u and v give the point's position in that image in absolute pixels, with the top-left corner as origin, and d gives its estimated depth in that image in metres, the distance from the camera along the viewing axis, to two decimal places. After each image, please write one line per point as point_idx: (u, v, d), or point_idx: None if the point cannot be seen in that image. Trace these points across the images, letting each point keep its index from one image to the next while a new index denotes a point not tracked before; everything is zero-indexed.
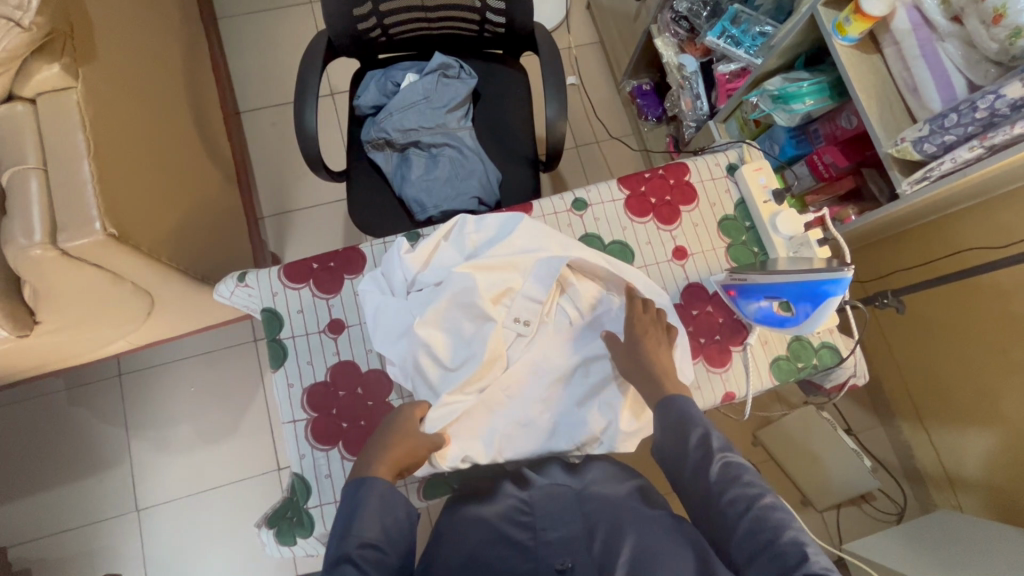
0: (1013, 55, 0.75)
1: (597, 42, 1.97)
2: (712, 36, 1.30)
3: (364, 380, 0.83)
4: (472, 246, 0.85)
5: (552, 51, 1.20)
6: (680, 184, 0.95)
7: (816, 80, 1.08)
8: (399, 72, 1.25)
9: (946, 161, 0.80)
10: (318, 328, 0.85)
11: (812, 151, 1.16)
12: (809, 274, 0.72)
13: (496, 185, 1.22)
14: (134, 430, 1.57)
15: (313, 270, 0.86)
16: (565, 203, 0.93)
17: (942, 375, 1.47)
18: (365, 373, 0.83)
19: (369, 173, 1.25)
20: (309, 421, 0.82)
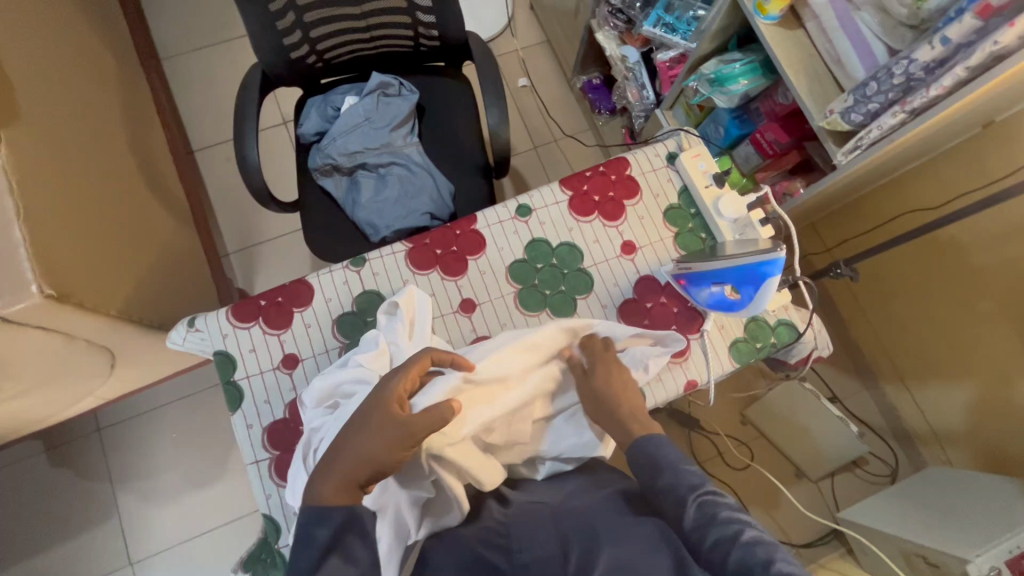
0: (923, 19, 0.76)
1: (544, 40, 1.98)
2: (648, 26, 1.31)
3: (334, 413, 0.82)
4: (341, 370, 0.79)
5: (489, 57, 1.20)
6: (622, 179, 0.95)
7: (748, 60, 1.08)
8: (339, 96, 1.24)
9: (873, 129, 0.80)
10: (272, 365, 0.83)
11: (756, 129, 1.16)
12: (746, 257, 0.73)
13: (448, 198, 1.22)
14: (120, 483, 1.55)
15: (261, 307, 0.85)
16: (509, 210, 0.92)
17: (914, 331, 1.49)
18: None
19: (321, 200, 1.25)
20: (272, 459, 0.80)
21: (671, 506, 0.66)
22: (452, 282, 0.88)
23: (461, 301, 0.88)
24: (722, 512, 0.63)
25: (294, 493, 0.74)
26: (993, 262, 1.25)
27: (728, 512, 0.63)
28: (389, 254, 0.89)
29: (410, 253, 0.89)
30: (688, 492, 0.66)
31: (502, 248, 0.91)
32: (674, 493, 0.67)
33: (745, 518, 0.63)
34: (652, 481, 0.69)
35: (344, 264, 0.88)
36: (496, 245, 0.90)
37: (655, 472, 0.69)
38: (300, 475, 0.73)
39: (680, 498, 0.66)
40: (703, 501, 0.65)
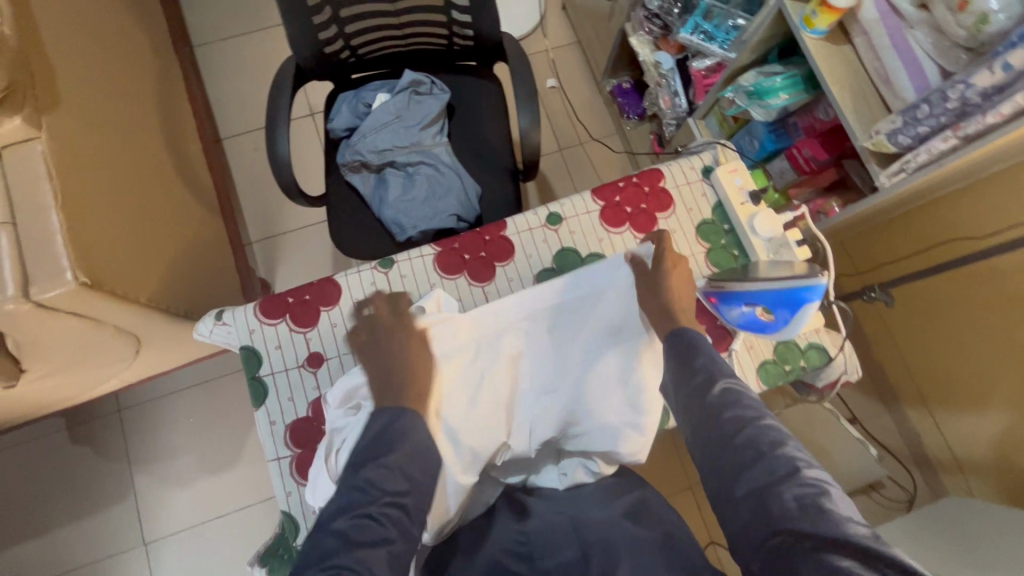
0: (981, 42, 0.73)
1: (575, 41, 1.95)
2: (685, 33, 1.29)
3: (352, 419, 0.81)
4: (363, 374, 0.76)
5: (522, 58, 1.19)
6: (655, 191, 0.93)
7: (790, 74, 1.05)
8: (371, 92, 1.24)
9: (922, 152, 0.78)
10: (297, 363, 0.83)
11: (793, 144, 1.13)
12: (784, 283, 0.72)
13: (475, 200, 1.21)
14: (137, 464, 1.58)
15: (289, 304, 0.85)
16: (539, 218, 0.91)
17: (943, 356, 1.45)
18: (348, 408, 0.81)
19: (348, 196, 1.25)
20: (293, 457, 0.80)
21: (692, 385, 0.67)
22: (479, 288, 0.88)
23: None
24: (744, 398, 0.64)
25: (315, 493, 0.74)
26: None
27: (748, 399, 0.64)
28: (417, 257, 0.88)
29: (438, 257, 0.88)
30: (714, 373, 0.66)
31: (530, 256, 0.90)
32: (702, 372, 0.67)
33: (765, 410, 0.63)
34: (681, 362, 0.70)
35: (372, 265, 0.88)
36: (525, 252, 0.90)
37: (689, 356, 0.70)
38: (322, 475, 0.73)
39: (705, 377, 0.67)
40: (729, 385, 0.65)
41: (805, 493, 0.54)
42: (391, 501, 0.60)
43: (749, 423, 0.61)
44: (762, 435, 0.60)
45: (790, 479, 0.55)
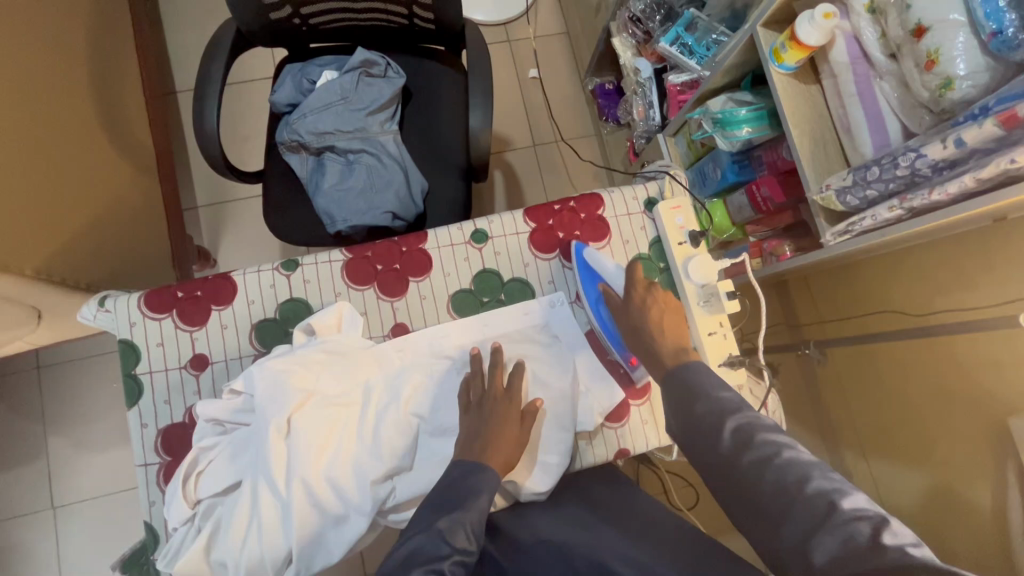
0: (943, 108, 0.66)
1: (563, 32, 1.85)
2: (665, 43, 1.21)
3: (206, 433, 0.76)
4: (234, 395, 0.71)
5: (483, 50, 1.10)
6: (591, 218, 0.87)
7: (756, 107, 1.00)
8: (318, 68, 1.15)
9: (867, 217, 0.73)
10: (179, 364, 0.77)
11: (754, 179, 1.07)
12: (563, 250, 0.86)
13: (417, 197, 1.14)
14: (52, 425, 1.52)
15: (177, 299, 0.79)
16: (463, 234, 0.85)
17: (887, 409, 1.40)
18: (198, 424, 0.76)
19: (285, 178, 1.17)
20: (161, 465, 0.75)
21: (700, 435, 0.59)
22: (388, 303, 0.82)
23: (395, 325, 0.82)
24: (761, 433, 0.57)
25: (170, 513, 0.68)
26: (969, 360, 1.15)
27: (762, 431, 0.57)
28: (325, 262, 0.82)
29: (348, 264, 0.82)
30: (722, 424, 0.59)
31: (448, 273, 0.84)
32: (708, 417, 0.60)
33: (782, 436, 0.57)
34: (680, 408, 0.63)
35: (273, 266, 0.81)
36: (442, 269, 0.83)
37: (687, 399, 0.63)
38: (178, 495, 0.68)
39: (700, 426, 0.60)
40: (741, 422, 0.58)
41: (852, 532, 0.48)
42: (460, 560, 0.58)
43: (761, 464, 0.55)
44: (783, 471, 0.54)
45: (822, 525, 0.50)
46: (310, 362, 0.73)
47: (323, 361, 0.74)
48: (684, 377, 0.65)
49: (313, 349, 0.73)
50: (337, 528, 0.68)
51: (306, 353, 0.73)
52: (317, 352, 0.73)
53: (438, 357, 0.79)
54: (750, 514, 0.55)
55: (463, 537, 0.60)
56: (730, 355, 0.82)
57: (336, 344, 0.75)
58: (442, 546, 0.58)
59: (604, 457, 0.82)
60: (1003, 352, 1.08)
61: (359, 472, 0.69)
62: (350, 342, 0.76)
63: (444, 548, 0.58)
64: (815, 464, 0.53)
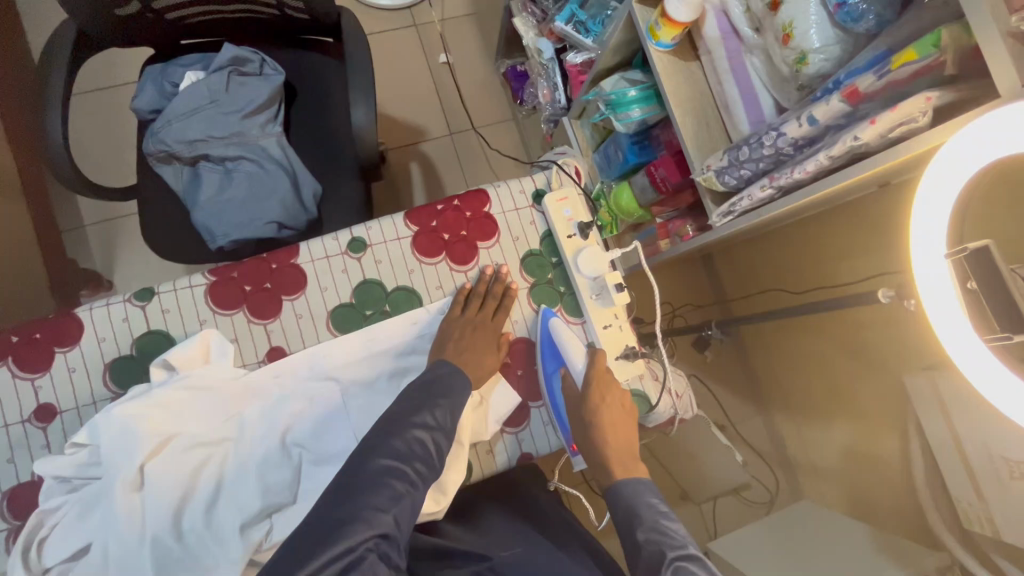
0: (803, 83, 0.65)
1: (472, 13, 1.78)
2: (560, 22, 1.18)
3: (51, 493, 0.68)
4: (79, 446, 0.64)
5: (362, 40, 1.03)
6: (478, 216, 0.83)
7: (646, 85, 0.97)
8: (180, 69, 1.04)
9: (744, 198, 0.72)
10: (21, 417, 0.69)
11: (653, 160, 1.05)
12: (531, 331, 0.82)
13: (308, 202, 1.07)
14: None
15: (12, 344, 0.70)
16: (339, 244, 0.79)
17: (807, 373, 1.42)
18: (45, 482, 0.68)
19: (159, 192, 1.07)
20: (13, 531, 0.67)
21: (644, 566, 0.62)
22: (261, 326, 0.76)
23: (270, 349, 0.76)
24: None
25: None
26: (851, 325, 1.24)
27: None
28: (185, 288, 0.75)
29: (211, 289, 0.75)
30: (663, 559, 0.60)
31: (325, 288, 0.78)
32: (649, 552, 0.62)
33: None
34: (627, 534, 0.65)
35: (125, 297, 0.74)
36: (319, 284, 0.78)
37: (631, 525, 0.65)
38: (19, 566, 0.61)
39: (635, 545, 0.64)
40: (680, 567, 0.59)
41: None
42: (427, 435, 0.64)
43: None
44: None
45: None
46: (169, 401, 0.67)
47: (186, 398, 0.68)
48: (619, 498, 0.68)
49: (171, 386, 0.67)
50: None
51: (164, 392, 0.66)
52: (178, 388, 0.67)
53: (318, 380, 0.74)
54: None
55: (439, 415, 0.66)
56: (627, 347, 0.81)
57: (201, 378, 0.69)
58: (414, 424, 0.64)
59: (505, 464, 0.79)
60: (878, 312, 1.17)
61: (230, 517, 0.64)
62: (216, 374, 0.70)
63: (414, 421, 0.65)
64: None
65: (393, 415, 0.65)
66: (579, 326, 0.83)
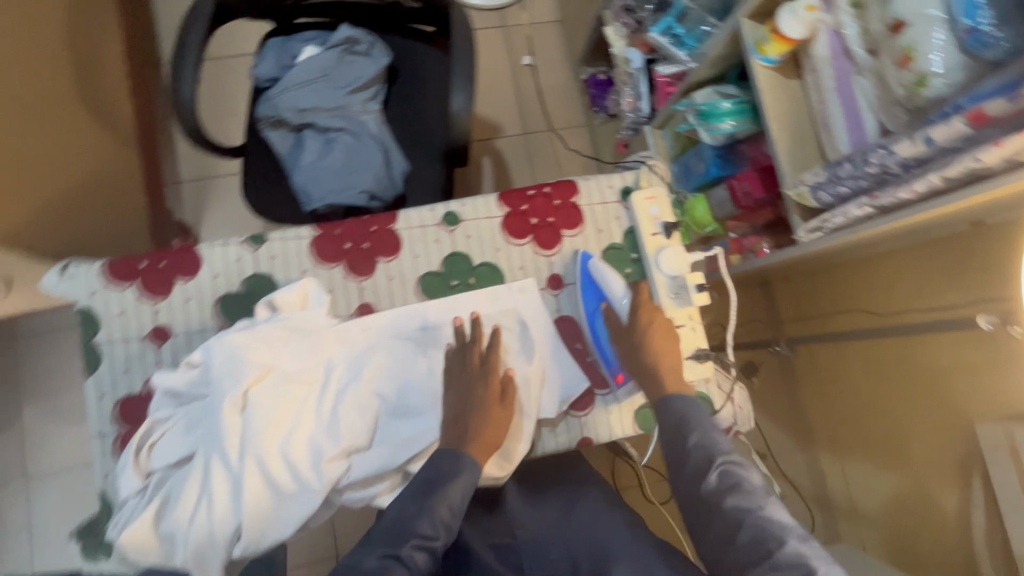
0: (917, 105, 0.65)
1: (559, 20, 1.83)
2: (655, 33, 1.21)
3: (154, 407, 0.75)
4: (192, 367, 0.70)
5: (468, 33, 1.08)
6: (566, 206, 0.86)
7: (740, 100, 0.99)
8: (299, 43, 1.13)
9: (839, 214, 0.73)
10: (139, 335, 0.76)
11: (736, 174, 1.06)
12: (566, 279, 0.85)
13: (397, 178, 1.13)
14: (26, 394, 1.51)
15: (139, 269, 0.77)
16: (434, 215, 0.84)
17: (861, 411, 1.38)
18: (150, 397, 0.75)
19: (263, 154, 1.15)
20: (118, 435, 0.75)
21: (689, 471, 0.65)
22: (355, 282, 0.81)
23: (361, 305, 0.81)
24: (743, 481, 0.62)
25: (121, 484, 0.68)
26: (940, 367, 1.15)
27: (746, 483, 0.63)
28: (293, 238, 0.81)
29: (315, 242, 0.81)
30: (711, 462, 0.65)
31: (417, 255, 0.83)
32: (697, 456, 0.66)
33: (763, 492, 0.62)
34: (673, 440, 0.69)
35: (240, 240, 0.80)
36: (412, 251, 0.83)
37: (679, 432, 0.68)
38: (129, 465, 0.67)
39: (687, 445, 0.67)
40: (727, 469, 0.64)
41: None
42: (422, 545, 0.61)
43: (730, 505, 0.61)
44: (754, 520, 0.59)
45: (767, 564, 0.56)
46: (274, 338, 0.72)
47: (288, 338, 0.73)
48: (669, 409, 0.70)
49: (276, 324, 0.73)
50: (291, 503, 0.67)
51: (270, 329, 0.72)
52: (280, 327, 0.73)
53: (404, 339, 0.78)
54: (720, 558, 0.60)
55: (436, 526, 0.63)
56: (698, 348, 0.83)
57: (302, 321, 0.74)
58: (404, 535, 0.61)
59: (566, 445, 0.81)
60: (972, 357, 1.09)
61: (316, 451, 0.69)
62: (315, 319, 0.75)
63: (407, 534, 0.61)
64: (789, 526, 0.58)
65: (387, 528, 0.62)
66: None
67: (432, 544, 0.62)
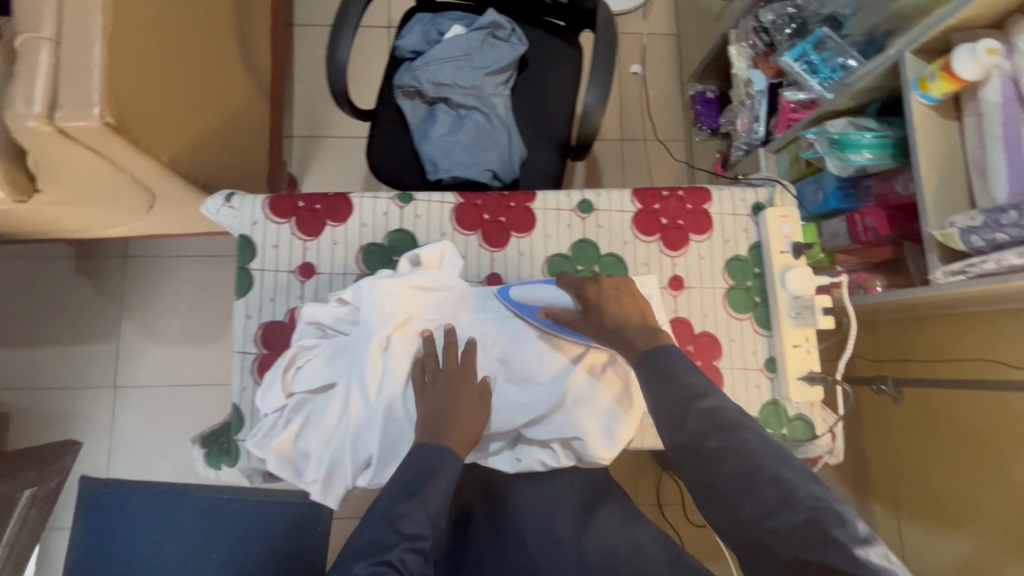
0: None
1: (673, 33, 1.84)
2: (789, 58, 1.19)
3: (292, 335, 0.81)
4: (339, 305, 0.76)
5: (611, 33, 1.11)
6: (698, 211, 0.88)
7: (882, 134, 0.98)
8: (447, 21, 1.19)
9: (990, 260, 0.72)
10: (289, 268, 0.82)
11: (858, 209, 1.06)
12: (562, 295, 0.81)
13: (517, 162, 1.17)
14: (128, 310, 1.63)
15: (297, 208, 0.83)
16: (571, 201, 0.87)
17: (931, 470, 1.34)
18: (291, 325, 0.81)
19: (393, 120, 1.20)
20: (257, 356, 0.81)
21: (686, 424, 0.60)
22: (488, 252, 0.85)
23: (490, 274, 0.85)
24: (740, 431, 0.58)
25: (264, 399, 0.74)
26: None
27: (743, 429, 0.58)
28: (437, 202, 0.85)
29: (457, 209, 0.85)
30: (706, 415, 0.59)
31: (549, 236, 0.86)
32: (692, 408, 0.60)
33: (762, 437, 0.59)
34: (660, 396, 0.62)
35: (390, 196, 0.85)
36: (544, 231, 0.86)
37: (667, 387, 0.62)
38: (276, 383, 0.73)
39: (691, 392, 0.61)
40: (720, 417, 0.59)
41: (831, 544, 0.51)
42: (410, 547, 0.57)
43: (738, 449, 0.57)
44: (769, 462, 0.56)
45: (789, 505, 0.53)
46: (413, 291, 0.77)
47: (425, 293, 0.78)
48: (659, 360, 0.64)
49: (417, 279, 0.77)
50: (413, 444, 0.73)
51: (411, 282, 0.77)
52: (419, 282, 0.77)
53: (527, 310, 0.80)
54: (735, 513, 0.56)
55: (423, 525, 0.59)
56: (811, 370, 0.83)
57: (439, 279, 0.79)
58: (391, 536, 0.57)
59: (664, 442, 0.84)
60: None
61: None
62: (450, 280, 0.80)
63: (391, 537, 0.57)
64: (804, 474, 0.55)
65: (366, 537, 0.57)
66: (765, 338, 0.86)
67: (420, 543, 0.58)
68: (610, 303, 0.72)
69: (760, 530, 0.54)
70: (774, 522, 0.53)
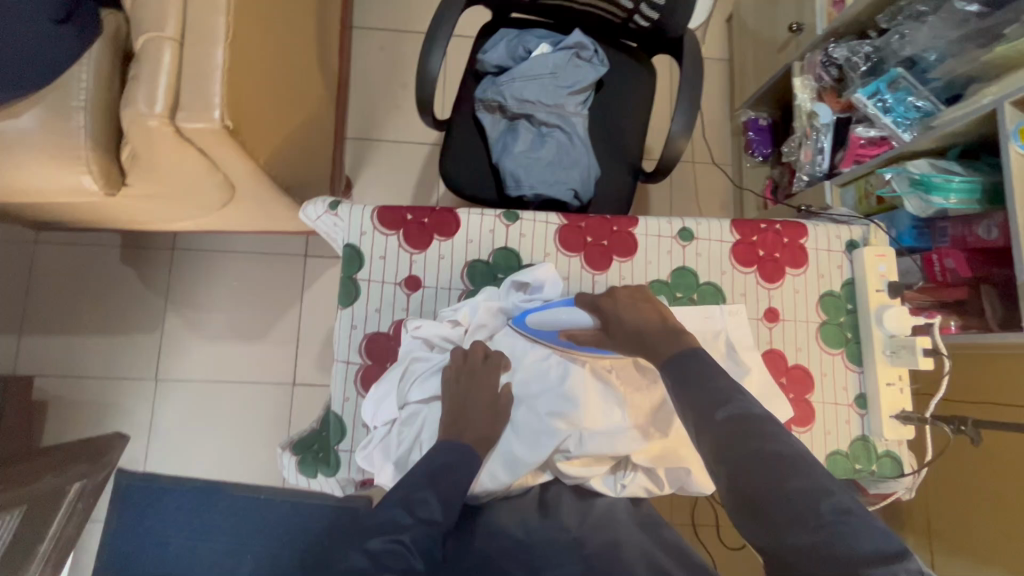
0: None
1: (727, 59, 1.86)
2: (862, 95, 1.21)
3: (394, 350, 0.84)
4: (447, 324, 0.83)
5: (698, 62, 1.13)
6: (794, 245, 0.89)
7: (969, 179, 1.00)
8: (532, 39, 1.20)
9: None
10: (395, 280, 0.85)
11: (934, 249, 1.08)
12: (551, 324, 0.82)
13: (594, 181, 1.19)
14: (173, 303, 1.61)
15: (406, 221, 0.86)
16: (672, 228, 0.89)
17: None
18: (393, 339, 0.84)
19: (471, 132, 1.21)
20: (361, 366, 0.84)
21: (716, 429, 0.61)
22: (590, 274, 0.88)
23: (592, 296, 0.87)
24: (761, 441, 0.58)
25: (376, 412, 0.80)
26: None
27: (757, 430, 0.60)
28: (542, 222, 0.88)
29: (561, 230, 0.87)
30: (731, 417, 0.61)
31: (649, 262, 0.88)
32: (723, 417, 0.61)
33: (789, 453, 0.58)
34: (700, 402, 0.64)
35: (496, 213, 0.88)
36: (646, 256, 0.88)
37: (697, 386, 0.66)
38: (391, 397, 0.80)
39: (717, 397, 0.63)
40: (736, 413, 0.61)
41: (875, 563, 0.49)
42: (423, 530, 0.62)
43: (767, 454, 0.58)
44: (783, 470, 0.56)
45: (804, 520, 0.53)
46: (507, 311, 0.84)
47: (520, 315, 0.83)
48: (685, 365, 0.69)
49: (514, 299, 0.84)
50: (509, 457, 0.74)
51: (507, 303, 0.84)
52: (515, 301, 0.84)
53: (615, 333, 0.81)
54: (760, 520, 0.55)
55: (436, 509, 0.65)
56: (903, 410, 0.84)
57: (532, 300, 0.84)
58: (406, 518, 0.63)
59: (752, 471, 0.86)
60: None
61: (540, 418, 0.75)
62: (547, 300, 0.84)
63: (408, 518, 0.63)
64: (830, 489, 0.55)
65: (384, 517, 0.63)
66: (856, 374, 0.88)
67: (432, 527, 0.63)
68: (627, 311, 0.78)
69: (779, 544, 0.53)
70: (795, 537, 0.53)
